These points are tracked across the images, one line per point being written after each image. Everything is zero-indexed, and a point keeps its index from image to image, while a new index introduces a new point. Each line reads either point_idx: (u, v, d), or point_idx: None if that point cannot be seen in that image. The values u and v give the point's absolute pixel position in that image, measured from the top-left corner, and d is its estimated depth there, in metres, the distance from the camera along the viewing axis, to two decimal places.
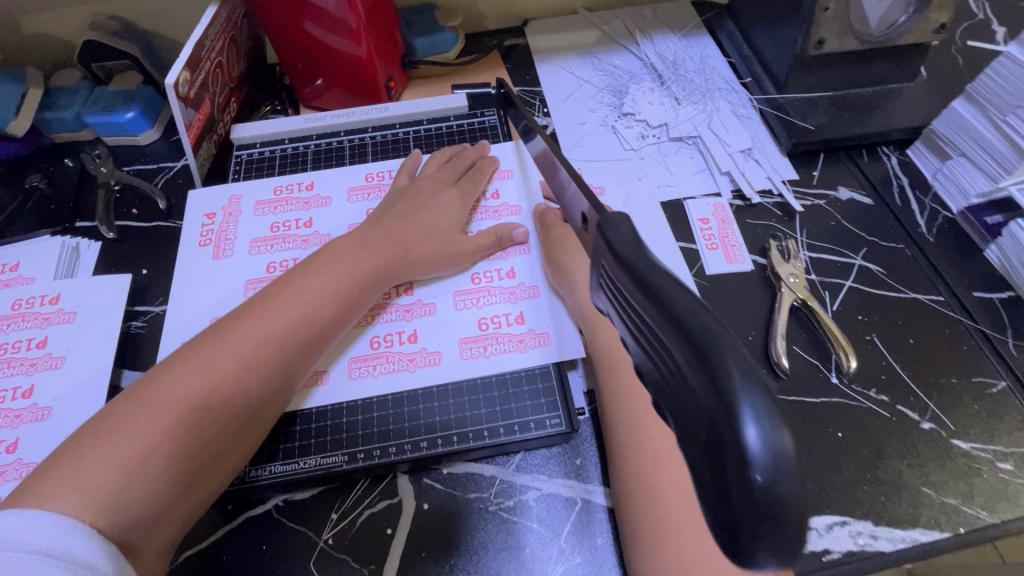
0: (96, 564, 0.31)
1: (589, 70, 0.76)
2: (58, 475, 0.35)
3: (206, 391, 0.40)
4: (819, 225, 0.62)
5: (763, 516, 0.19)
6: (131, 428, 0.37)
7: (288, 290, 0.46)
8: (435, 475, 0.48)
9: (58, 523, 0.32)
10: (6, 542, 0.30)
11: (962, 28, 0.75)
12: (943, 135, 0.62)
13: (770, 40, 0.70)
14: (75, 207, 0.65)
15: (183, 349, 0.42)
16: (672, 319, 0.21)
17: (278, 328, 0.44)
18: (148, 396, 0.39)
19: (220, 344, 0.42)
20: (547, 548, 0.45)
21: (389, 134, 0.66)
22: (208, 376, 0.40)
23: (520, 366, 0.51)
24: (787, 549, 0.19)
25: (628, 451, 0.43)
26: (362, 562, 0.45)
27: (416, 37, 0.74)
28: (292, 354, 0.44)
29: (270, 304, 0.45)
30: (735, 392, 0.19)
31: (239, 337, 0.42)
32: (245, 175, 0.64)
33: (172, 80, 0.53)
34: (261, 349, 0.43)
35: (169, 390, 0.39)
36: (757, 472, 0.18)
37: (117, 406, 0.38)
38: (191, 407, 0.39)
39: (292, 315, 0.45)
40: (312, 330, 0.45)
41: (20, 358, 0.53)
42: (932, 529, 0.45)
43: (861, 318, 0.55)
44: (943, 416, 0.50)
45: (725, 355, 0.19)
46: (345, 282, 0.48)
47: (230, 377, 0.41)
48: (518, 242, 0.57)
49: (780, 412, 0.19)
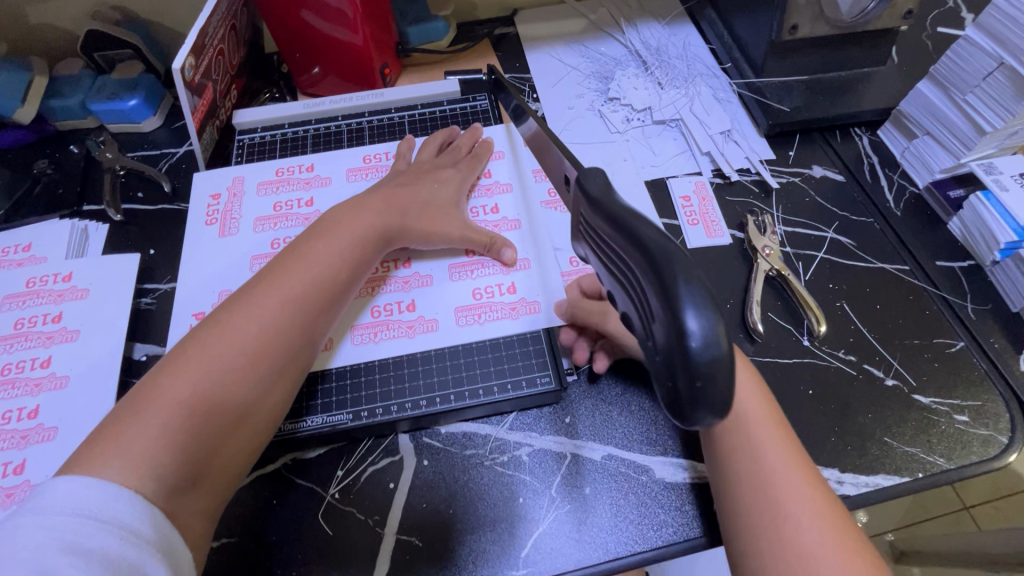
0: (140, 526, 0.35)
1: (576, 57, 0.79)
2: (105, 446, 0.37)
3: (233, 358, 0.42)
4: (795, 201, 0.66)
5: (695, 376, 0.26)
6: (167, 398, 0.39)
7: (300, 261, 0.48)
8: (434, 433, 0.52)
9: (105, 489, 0.35)
10: (62, 507, 0.34)
11: (932, 16, 0.78)
12: (910, 115, 0.66)
13: (748, 27, 0.73)
14: (82, 192, 0.67)
15: (205, 322, 0.44)
16: (639, 246, 0.28)
17: (292, 298, 0.46)
18: (178, 366, 0.41)
19: (240, 316, 0.44)
20: (539, 498, 0.49)
21: (385, 119, 0.69)
22: (232, 345, 0.43)
23: (512, 331, 0.54)
24: (713, 406, 0.26)
25: (729, 453, 0.44)
26: (367, 513, 0.48)
27: (408, 25, 0.77)
28: (307, 321, 0.47)
29: (283, 274, 0.47)
30: (677, 290, 0.26)
31: (236, 330, 0.43)
32: (247, 157, 0.66)
33: (178, 66, 0.55)
34: (278, 317, 0.45)
35: (200, 360, 0.41)
36: (691, 342, 0.25)
37: (126, 409, 0.39)
38: (221, 374, 0.41)
39: (304, 286, 0.47)
40: (324, 299, 0.48)
41: (37, 332, 0.56)
42: (893, 474, 0.50)
43: (831, 287, 0.59)
44: (905, 373, 0.54)
45: (672, 264, 0.26)
46: (337, 267, 0.49)
47: (253, 345, 0.43)
48: (506, 263, 0.57)
49: (712, 303, 0.26)
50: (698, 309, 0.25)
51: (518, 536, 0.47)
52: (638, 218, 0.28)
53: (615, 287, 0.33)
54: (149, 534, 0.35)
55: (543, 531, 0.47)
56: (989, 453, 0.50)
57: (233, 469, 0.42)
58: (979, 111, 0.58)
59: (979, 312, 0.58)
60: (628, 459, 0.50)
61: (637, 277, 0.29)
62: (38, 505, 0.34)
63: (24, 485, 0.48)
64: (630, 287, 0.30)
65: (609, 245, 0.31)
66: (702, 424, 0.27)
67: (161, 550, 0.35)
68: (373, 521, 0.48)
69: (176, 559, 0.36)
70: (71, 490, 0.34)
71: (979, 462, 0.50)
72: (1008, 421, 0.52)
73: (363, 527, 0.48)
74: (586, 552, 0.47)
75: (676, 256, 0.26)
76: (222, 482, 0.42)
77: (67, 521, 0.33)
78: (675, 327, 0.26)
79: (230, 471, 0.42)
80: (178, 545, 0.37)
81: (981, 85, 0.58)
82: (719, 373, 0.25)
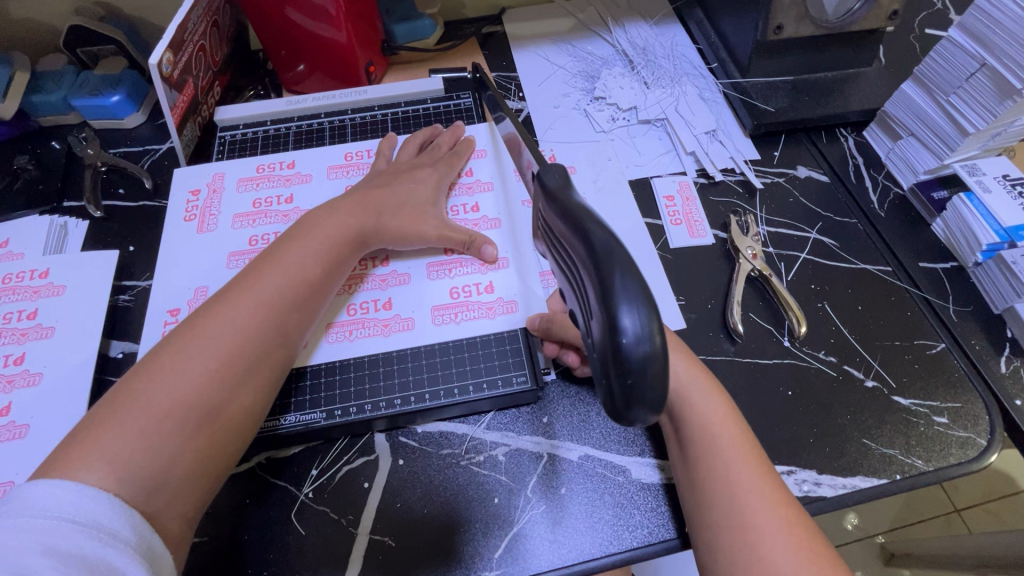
0: (119, 529, 0.34)
1: (563, 55, 0.79)
2: (84, 449, 0.37)
3: (211, 357, 0.42)
4: (778, 201, 0.65)
5: (627, 371, 0.27)
6: (145, 399, 0.39)
7: (277, 260, 0.48)
8: (409, 433, 0.51)
9: (84, 492, 0.34)
10: (39, 510, 0.33)
11: (920, 17, 0.78)
12: (895, 117, 0.66)
13: (734, 27, 0.73)
14: (63, 187, 0.67)
15: (183, 325, 0.44)
16: (588, 248, 0.29)
17: (270, 297, 0.46)
18: (156, 369, 0.40)
19: (218, 316, 0.44)
20: (515, 498, 0.48)
21: (368, 116, 0.69)
22: (209, 344, 0.42)
23: (489, 330, 0.54)
24: (647, 401, 0.27)
25: (702, 463, 0.44)
26: (340, 513, 0.48)
27: (394, 23, 0.77)
28: (286, 319, 0.46)
29: (261, 273, 0.47)
30: (615, 292, 0.27)
31: (214, 331, 0.43)
32: (228, 154, 0.66)
33: (156, 61, 0.55)
34: (256, 316, 0.45)
35: (177, 361, 0.41)
36: (624, 339, 0.27)
37: (103, 411, 0.39)
38: (196, 375, 0.41)
39: (281, 284, 0.47)
40: (303, 298, 0.48)
41: (11, 328, 0.55)
42: (871, 476, 0.49)
43: (813, 287, 0.59)
44: (886, 374, 0.54)
45: (614, 267, 0.27)
46: (313, 266, 0.49)
47: (229, 345, 0.43)
48: (488, 260, 0.57)
49: (649, 304, 0.27)
50: (629, 310, 0.27)
51: (491, 535, 0.47)
52: (589, 219, 0.29)
53: (567, 287, 0.34)
54: (128, 536, 0.35)
55: (518, 531, 0.47)
56: (967, 455, 0.50)
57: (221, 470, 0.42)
58: (962, 112, 0.58)
59: (961, 314, 0.57)
60: (605, 460, 0.50)
61: (580, 274, 0.30)
62: (13, 509, 0.33)
63: None
64: (575, 286, 0.32)
65: (561, 243, 0.33)
66: (640, 421, 0.28)
67: (141, 552, 0.35)
68: (346, 521, 0.47)
69: (156, 563, 0.36)
70: (49, 492, 0.34)
71: (958, 464, 0.50)
72: (987, 423, 0.52)
73: (335, 527, 0.47)
74: (559, 552, 0.46)
75: (618, 258, 0.28)
76: (209, 484, 0.41)
77: (45, 524, 0.33)
78: (609, 324, 0.27)
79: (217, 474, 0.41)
80: (159, 549, 0.36)
81: (964, 86, 0.57)
82: (651, 368, 0.27)
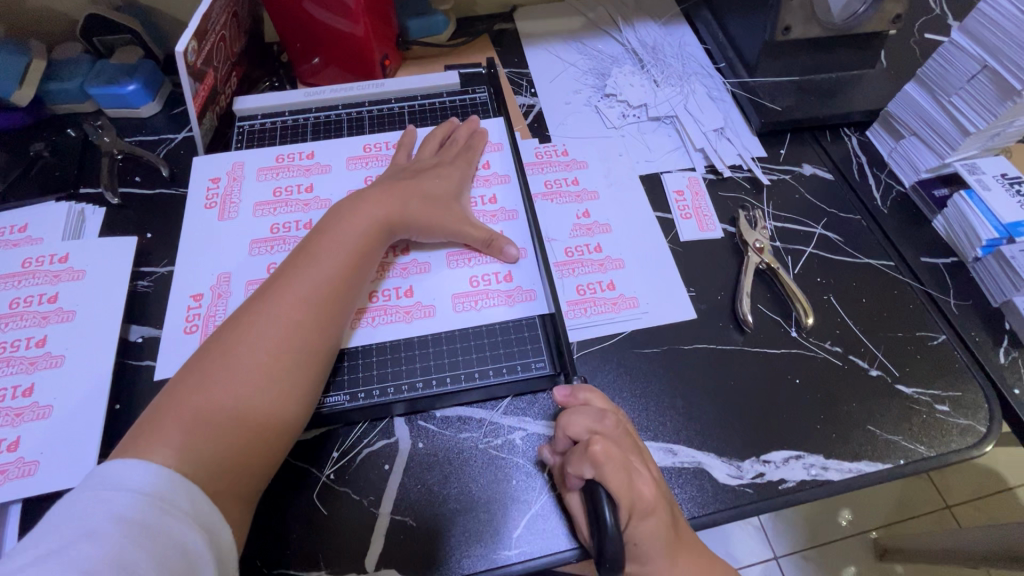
0: (178, 500, 0.38)
1: (574, 53, 0.80)
2: (151, 435, 0.41)
3: (259, 354, 0.45)
4: (785, 197, 0.67)
5: None
6: (207, 391, 0.43)
7: (311, 256, 0.50)
8: (429, 417, 0.52)
9: (149, 468, 0.39)
10: (110, 485, 0.37)
11: (921, 22, 0.81)
12: (897, 116, 0.68)
13: (742, 28, 0.75)
14: (80, 175, 0.67)
15: (232, 319, 0.47)
16: None
17: (307, 292, 0.48)
18: (211, 369, 0.44)
19: (262, 313, 0.47)
20: (532, 480, 0.49)
21: (385, 109, 0.70)
22: (256, 344, 0.45)
23: (508, 317, 0.55)
24: None
25: None
26: (362, 494, 0.49)
27: (409, 18, 0.78)
28: (323, 311, 0.48)
29: (299, 269, 0.49)
30: None
31: (259, 326, 0.46)
32: (247, 143, 0.67)
33: (182, 48, 0.55)
34: (296, 313, 0.47)
35: (230, 359, 0.45)
36: None
37: (170, 402, 0.43)
38: (248, 368, 0.44)
39: (317, 281, 0.49)
40: (337, 292, 0.50)
41: (32, 311, 0.56)
42: (876, 461, 0.51)
43: (819, 280, 0.61)
44: (889, 363, 0.56)
45: None
46: (344, 257, 0.51)
47: (277, 339, 0.46)
48: (508, 259, 0.58)
49: None
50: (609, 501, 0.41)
51: (511, 515, 0.48)
52: None
53: None
54: (188, 508, 0.38)
55: (536, 510, 0.48)
56: (968, 442, 0.52)
57: (271, 453, 0.45)
58: (964, 113, 0.60)
59: (961, 308, 0.59)
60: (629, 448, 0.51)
61: None
62: (90, 484, 0.38)
63: (18, 462, 0.48)
64: None
65: None
66: None
67: (197, 520, 0.38)
68: (367, 502, 0.48)
69: (214, 534, 0.39)
70: (123, 470, 0.38)
71: (959, 450, 0.52)
72: (987, 412, 0.54)
73: (358, 507, 0.48)
74: None
75: None
76: (259, 465, 0.44)
77: (114, 496, 0.37)
78: None
79: (267, 457, 0.44)
80: (216, 524, 0.40)
81: (965, 87, 0.59)
82: None
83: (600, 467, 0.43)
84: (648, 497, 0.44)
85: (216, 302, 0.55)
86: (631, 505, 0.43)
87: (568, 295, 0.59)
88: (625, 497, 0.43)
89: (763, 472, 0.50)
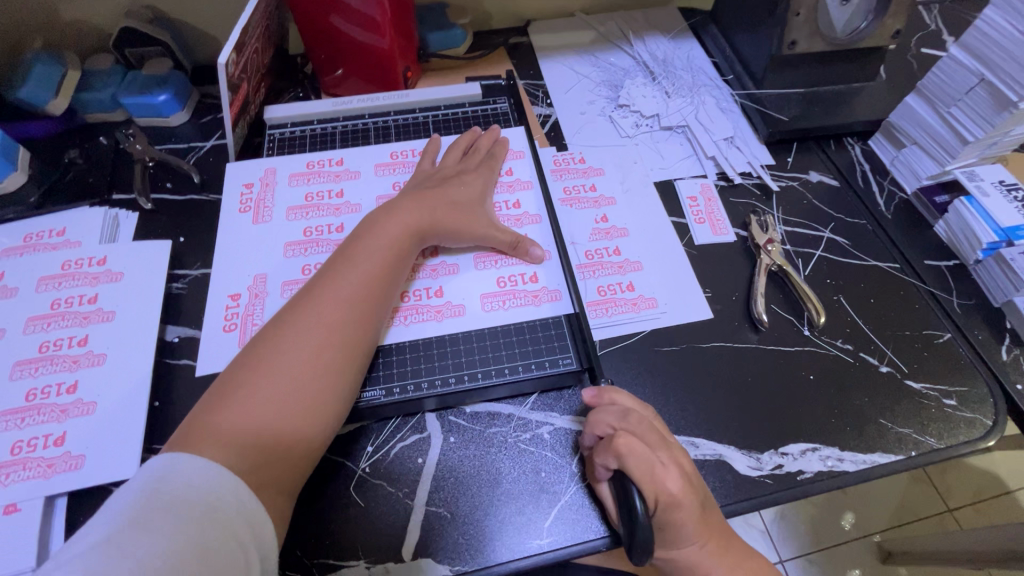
0: (226, 496, 0.39)
1: (588, 66, 0.84)
2: (200, 431, 0.43)
3: (302, 352, 0.47)
4: (794, 203, 0.70)
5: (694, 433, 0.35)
6: (253, 388, 0.45)
7: (350, 260, 0.53)
8: (460, 412, 0.54)
9: (198, 463, 0.40)
10: (165, 479, 0.39)
11: (917, 37, 0.85)
12: (899, 126, 0.71)
13: (750, 43, 0.78)
14: (113, 180, 0.69)
15: (276, 319, 0.50)
16: None
17: (347, 294, 0.50)
18: (257, 367, 0.46)
19: (304, 314, 0.49)
20: (561, 472, 0.51)
21: (410, 118, 0.73)
22: (300, 342, 0.47)
23: (535, 316, 0.58)
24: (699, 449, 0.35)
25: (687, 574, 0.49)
26: (396, 486, 0.51)
27: (429, 32, 0.81)
28: (361, 311, 0.51)
29: (338, 272, 0.52)
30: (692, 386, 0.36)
31: (301, 326, 0.48)
32: (277, 151, 0.69)
33: (223, 61, 0.58)
34: (337, 313, 0.49)
35: (276, 355, 0.47)
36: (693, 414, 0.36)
37: (218, 399, 0.45)
38: (292, 365, 0.46)
39: (355, 283, 0.51)
40: (374, 293, 0.52)
41: (73, 312, 0.57)
42: (888, 452, 0.53)
43: (829, 282, 0.63)
44: (898, 360, 0.58)
45: None
46: (380, 261, 0.53)
47: (319, 337, 0.48)
48: (534, 260, 0.61)
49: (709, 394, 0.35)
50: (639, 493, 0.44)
51: (541, 506, 0.50)
52: None
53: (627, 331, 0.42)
54: (234, 504, 0.40)
55: (566, 501, 0.50)
56: (974, 434, 0.54)
57: (314, 444, 0.46)
58: (963, 123, 0.63)
59: (964, 307, 0.62)
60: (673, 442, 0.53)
61: None
62: (144, 478, 0.39)
63: (65, 456, 0.49)
64: None
65: None
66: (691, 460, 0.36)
67: (243, 516, 0.40)
68: (402, 493, 0.50)
69: (258, 530, 0.40)
70: (175, 465, 0.40)
71: (966, 442, 0.54)
72: (992, 406, 0.56)
73: (392, 499, 0.50)
74: None
75: None
76: (302, 455, 0.46)
77: (168, 490, 0.38)
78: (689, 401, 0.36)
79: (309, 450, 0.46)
80: (262, 520, 0.41)
81: (964, 99, 0.62)
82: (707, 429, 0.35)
83: (623, 460, 0.45)
84: (675, 490, 0.45)
85: (253, 301, 0.57)
86: (657, 494, 0.45)
87: (589, 296, 0.61)
88: (650, 487, 0.45)
89: (782, 463, 0.52)
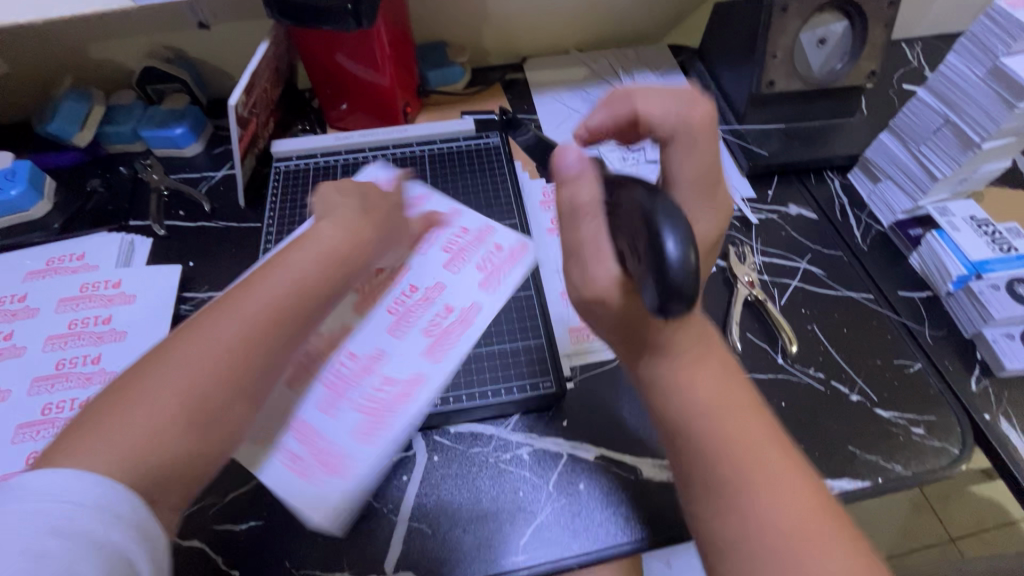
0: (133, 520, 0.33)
1: (579, 100, 0.88)
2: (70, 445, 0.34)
3: (208, 358, 0.38)
4: (772, 234, 0.73)
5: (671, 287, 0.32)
6: (142, 394, 0.36)
7: (287, 254, 0.44)
8: (444, 432, 0.58)
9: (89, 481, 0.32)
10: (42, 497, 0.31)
11: (898, 74, 0.88)
12: (874, 162, 0.74)
13: (733, 80, 0.82)
14: (131, 208, 0.75)
15: (186, 317, 0.41)
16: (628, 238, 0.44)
17: (277, 291, 0.42)
18: (149, 371, 0.37)
19: (219, 313, 0.40)
20: (539, 491, 0.54)
21: (407, 152, 0.77)
22: (206, 344, 0.38)
23: (519, 274, 0.63)
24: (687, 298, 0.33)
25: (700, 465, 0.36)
26: (380, 502, 0.53)
27: (428, 70, 0.86)
28: (293, 315, 0.42)
29: (271, 266, 0.43)
30: (661, 222, 0.34)
31: (213, 325, 0.39)
32: (282, 183, 0.74)
33: (234, 102, 0.64)
34: (260, 315, 0.41)
35: (176, 359, 0.38)
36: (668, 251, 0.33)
37: (91, 410, 0.36)
38: (194, 371, 0.38)
39: (287, 279, 0.43)
40: (311, 294, 0.44)
41: (89, 331, 0.62)
42: (855, 478, 0.55)
43: (803, 311, 0.66)
44: (868, 389, 0.60)
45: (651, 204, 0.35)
46: (323, 260, 0.45)
47: (234, 341, 0.39)
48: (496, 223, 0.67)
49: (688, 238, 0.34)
50: (675, 236, 0.33)
51: (517, 524, 0.52)
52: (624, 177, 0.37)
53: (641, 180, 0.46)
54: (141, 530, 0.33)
55: (542, 520, 0.53)
56: (942, 462, 0.56)
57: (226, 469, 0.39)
58: (931, 160, 0.66)
59: (936, 338, 0.64)
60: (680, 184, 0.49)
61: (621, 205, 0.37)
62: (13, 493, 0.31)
63: None
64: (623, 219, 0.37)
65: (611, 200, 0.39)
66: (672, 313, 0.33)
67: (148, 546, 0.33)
68: (386, 509, 0.53)
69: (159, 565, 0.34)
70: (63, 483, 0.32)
71: (934, 470, 0.55)
72: (959, 434, 0.58)
73: (377, 514, 0.53)
74: (601, 541, 0.51)
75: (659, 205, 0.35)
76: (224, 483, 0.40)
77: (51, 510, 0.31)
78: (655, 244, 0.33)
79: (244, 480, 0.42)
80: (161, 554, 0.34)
81: (932, 138, 0.65)
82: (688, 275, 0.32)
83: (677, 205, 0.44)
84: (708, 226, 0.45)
85: None
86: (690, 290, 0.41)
87: (571, 322, 0.64)
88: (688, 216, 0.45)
89: None
